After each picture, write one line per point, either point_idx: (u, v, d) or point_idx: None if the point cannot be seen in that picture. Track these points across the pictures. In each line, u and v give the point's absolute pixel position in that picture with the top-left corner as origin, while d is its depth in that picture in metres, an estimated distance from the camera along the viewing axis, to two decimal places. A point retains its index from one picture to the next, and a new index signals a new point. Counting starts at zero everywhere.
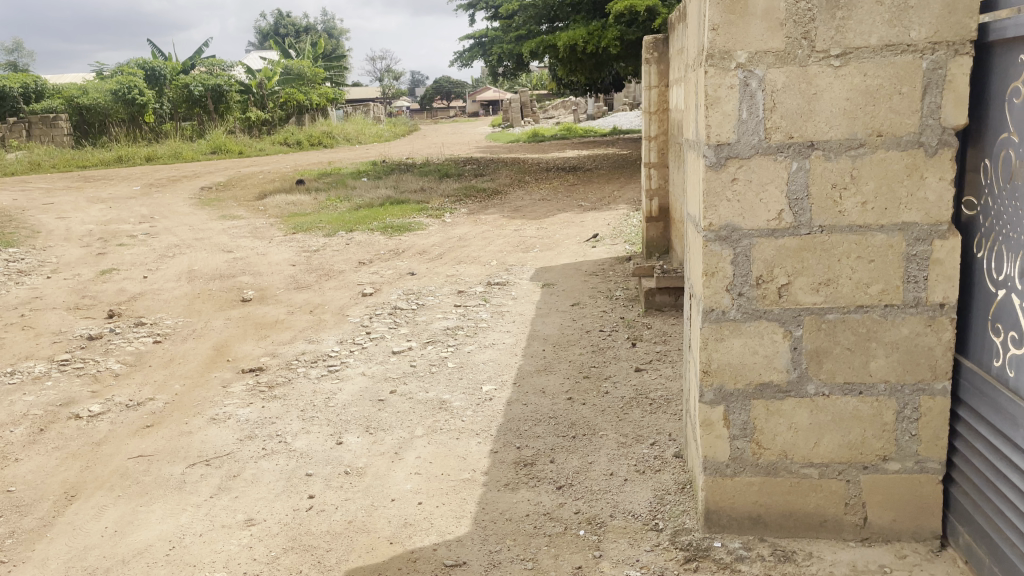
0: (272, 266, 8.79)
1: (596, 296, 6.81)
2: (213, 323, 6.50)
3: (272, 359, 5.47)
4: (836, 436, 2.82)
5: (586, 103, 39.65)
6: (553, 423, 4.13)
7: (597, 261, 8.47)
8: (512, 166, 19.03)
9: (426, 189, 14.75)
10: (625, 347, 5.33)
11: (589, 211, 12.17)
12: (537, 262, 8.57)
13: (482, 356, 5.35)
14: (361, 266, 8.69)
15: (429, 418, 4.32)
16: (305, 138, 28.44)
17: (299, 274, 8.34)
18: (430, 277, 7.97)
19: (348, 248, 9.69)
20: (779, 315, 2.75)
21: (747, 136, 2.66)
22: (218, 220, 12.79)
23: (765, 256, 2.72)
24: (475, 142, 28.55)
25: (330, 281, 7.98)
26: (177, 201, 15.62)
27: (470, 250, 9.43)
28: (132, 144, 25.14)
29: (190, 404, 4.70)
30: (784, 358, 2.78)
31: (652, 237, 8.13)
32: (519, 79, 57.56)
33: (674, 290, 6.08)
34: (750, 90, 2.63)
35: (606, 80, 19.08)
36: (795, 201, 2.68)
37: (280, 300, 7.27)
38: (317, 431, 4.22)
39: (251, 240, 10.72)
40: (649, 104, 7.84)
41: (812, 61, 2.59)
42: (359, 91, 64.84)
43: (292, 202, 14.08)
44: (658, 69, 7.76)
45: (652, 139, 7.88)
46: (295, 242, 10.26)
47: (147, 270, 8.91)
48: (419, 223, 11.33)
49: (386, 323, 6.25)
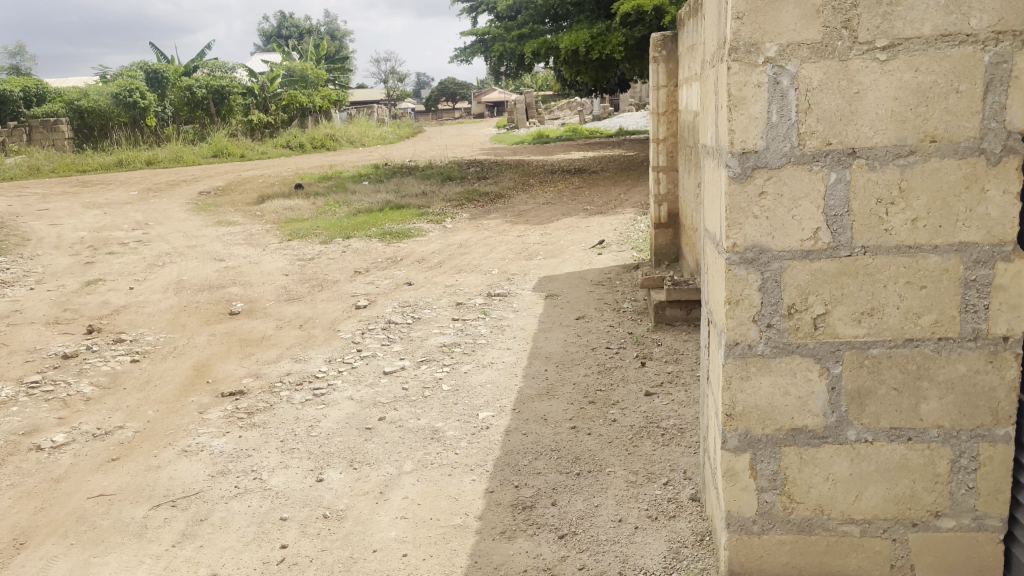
0: (264, 275, 8.44)
1: (603, 308, 6.43)
2: (196, 339, 6.14)
3: (255, 381, 5.11)
4: (880, 488, 2.44)
5: (592, 104, 39.28)
6: (555, 456, 3.75)
7: (603, 269, 8.10)
8: (516, 169, 18.68)
9: (428, 193, 14.40)
10: (634, 367, 4.94)
11: (594, 216, 11.79)
12: (540, 271, 8.20)
13: (479, 376, 4.98)
14: (356, 275, 8.33)
15: (420, 450, 3.95)
16: (308, 140, 28.13)
17: (292, 285, 7.99)
18: (428, 287, 7.60)
19: (344, 255, 9.33)
20: (814, 350, 2.37)
21: (777, 142, 2.28)
22: (214, 226, 12.46)
23: (798, 282, 2.33)
24: (479, 144, 28.21)
25: (324, 292, 7.62)
26: (174, 206, 15.30)
27: (471, 257, 9.06)
28: (133, 148, 24.86)
29: (162, 433, 4.34)
30: (820, 399, 2.40)
31: (661, 244, 7.76)
32: (524, 80, 57.20)
33: (686, 304, 5.70)
34: (780, 88, 2.25)
35: (612, 80, 18.69)
36: (833, 218, 2.29)
37: (269, 313, 6.91)
38: (297, 465, 3.85)
39: (245, 247, 10.37)
40: (657, 105, 7.45)
41: (854, 54, 2.21)
42: (363, 93, 64.62)
43: (290, 206, 13.74)
44: (667, 68, 7.38)
45: (660, 141, 7.50)
46: (290, 249, 9.92)
47: (135, 280, 8.57)
48: (419, 228, 10.97)
49: (378, 339, 5.88)
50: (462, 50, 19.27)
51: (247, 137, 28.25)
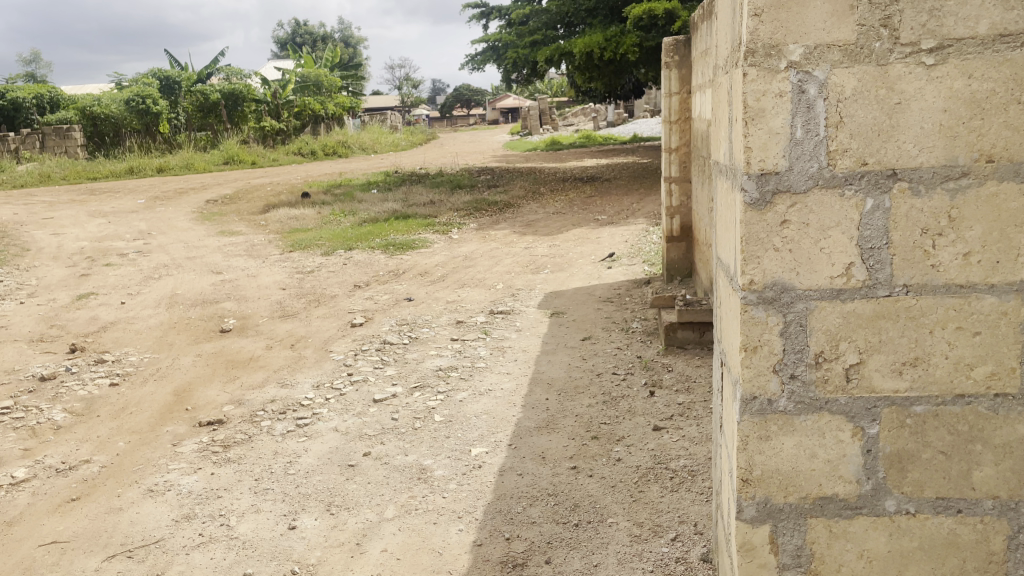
0: (260, 289, 8.14)
1: (610, 328, 6.07)
2: (181, 360, 5.83)
3: (236, 408, 4.79)
4: (924, 568, 2.08)
5: (606, 111, 38.93)
6: (552, 503, 3.40)
7: (612, 284, 7.74)
8: (528, 177, 18.34)
9: (435, 202, 14.09)
10: (642, 396, 4.59)
11: (605, 227, 11.44)
12: (547, 286, 7.85)
13: (476, 405, 4.63)
14: (356, 290, 8.01)
15: (404, 493, 3.61)
16: (320, 147, 27.92)
17: (288, 300, 7.68)
18: (429, 304, 7.27)
19: (345, 268, 9.02)
20: (845, 406, 2.01)
21: (802, 162, 1.92)
22: (216, 236, 12.19)
23: (827, 327, 1.98)
24: (492, 151, 27.92)
25: (320, 308, 7.30)
26: (179, 215, 15.07)
27: (475, 271, 8.72)
28: (144, 155, 24.73)
29: (130, 470, 4.02)
30: (853, 464, 2.04)
31: (673, 258, 7.40)
32: (538, 86, 56.95)
33: (699, 326, 5.33)
34: (807, 98, 1.89)
35: (626, 87, 18.37)
36: (869, 252, 1.94)
37: (261, 331, 6.59)
38: (269, 510, 3.51)
39: (244, 258, 10.08)
40: (669, 113, 7.10)
41: (895, 57, 1.86)
42: (377, 99, 64.56)
43: (294, 216, 13.46)
44: (680, 75, 7.03)
45: (672, 151, 7.15)
46: (291, 261, 9.62)
47: (128, 294, 8.29)
48: (424, 239, 10.65)
49: (371, 362, 5.55)
50: (473, 56, 18.99)
51: (259, 144, 28.08)
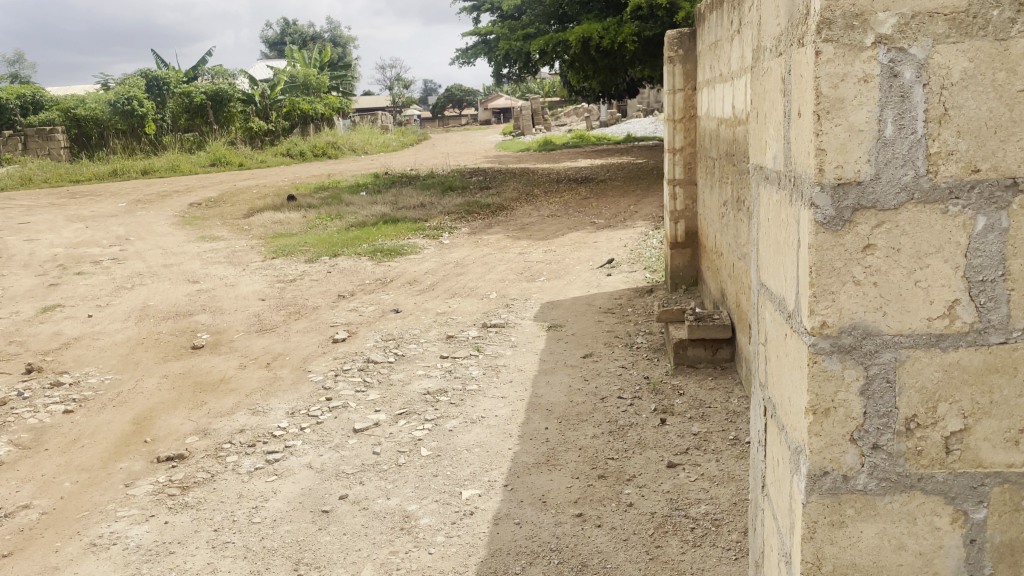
0: (238, 300, 7.64)
1: (612, 344, 5.61)
2: (145, 382, 5.34)
3: (200, 441, 4.31)
4: None
5: (599, 110, 38.45)
6: (556, 562, 2.92)
7: (613, 293, 7.27)
8: (521, 178, 17.84)
9: (425, 204, 13.61)
10: (652, 425, 4.12)
11: (602, 230, 10.96)
12: (543, 295, 7.38)
13: (467, 436, 4.15)
14: (339, 300, 7.52)
15: (384, 548, 3.12)
16: (309, 148, 27.33)
17: (266, 312, 7.18)
18: (417, 316, 6.79)
19: (329, 277, 8.52)
20: (943, 485, 1.56)
21: (893, 169, 1.46)
22: (196, 242, 11.67)
23: (922, 384, 1.52)
24: (484, 152, 27.45)
25: (300, 321, 6.81)
26: (159, 219, 14.53)
27: (466, 279, 8.23)
28: (129, 156, 24.16)
29: (73, 518, 3.54)
30: (953, 558, 1.58)
31: (677, 265, 6.93)
32: (530, 85, 56.44)
33: (711, 343, 4.87)
34: (900, 83, 1.43)
35: (621, 85, 17.91)
36: (979, 287, 1.48)
37: (235, 348, 6.11)
38: (228, 570, 3.03)
39: (224, 266, 9.57)
40: (672, 111, 6.64)
41: (1017, 31, 1.41)
42: (368, 100, 63.95)
43: (279, 220, 12.95)
44: (684, 70, 6.58)
45: (676, 152, 6.69)
46: (272, 269, 9.11)
47: (97, 306, 7.79)
48: (413, 244, 10.16)
49: (352, 384, 5.06)
50: (463, 52, 18.46)
51: (247, 145, 27.49)
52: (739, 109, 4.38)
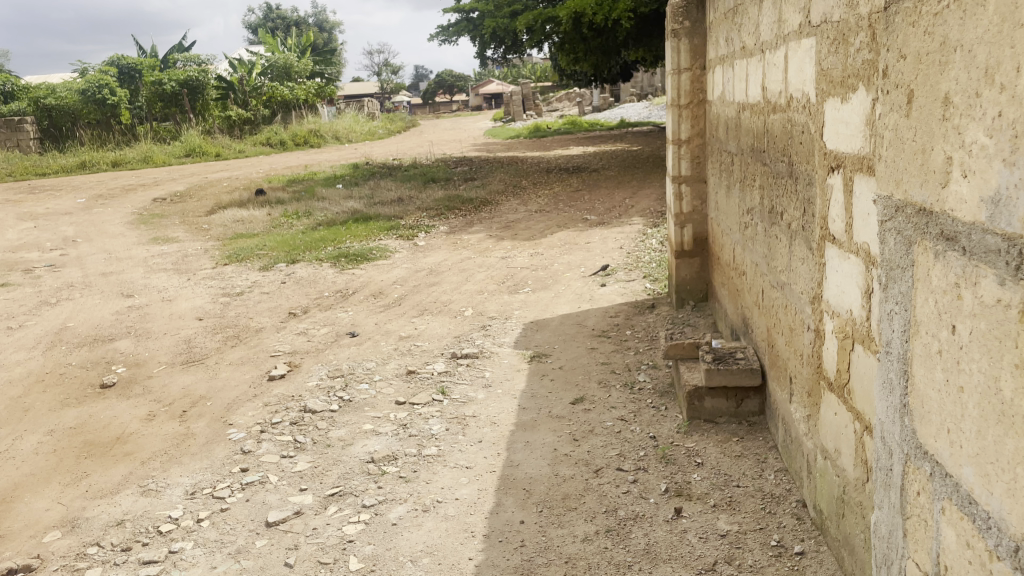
0: (171, 320, 6.56)
1: (608, 384, 4.54)
2: (23, 441, 4.28)
3: (61, 541, 3.24)
4: None
5: (590, 96, 37.30)
6: None
7: (607, 310, 6.21)
8: (508, 167, 16.73)
9: (403, 199, 12.52)
10: (665, 518, 3.06)
11: (595, 228, 9.88)
12: (526, 312, 6.33)
13: (416, 533, 3.10)
14: (289, 321, 6.44)
15: None
16: (289, 137, 25.99)
17: (200, 335, 6.08)
18: (375, 341, 5.70)
19: (282, 289, 7.43)
20: None
21: None
22: (147, 244, 10.54)
23: None
24: (472, 139, 26.29)
25: (237, 348, 5.74)
26: (116, 217, 13.39)
27: (439, 291, 7.14)
28: (99, 148, 22.90)
29: None
30: None
31: (684, 277, 5.87)
32: (521, 69, 55.20)
33: (734, 391, 3.81)
34: None
35: (615, 69, 16.78)
36: None
37: (150, 388, 5.03)
38: None
39: (168, 275, 8.46)
40: (677, 94, 5.56)
41: None
42: (356, 87, 62.52)
43: (241, 218, 11.81)
44: (690, 45, 5.46)
45: (681, 144, 5.62)
46: (219, 279, 8.00)
47: (8, 327, 6.69)
48: (384, 247, 9.06)
49: (279, 446, 3.98)
50: (444, 30, 17.21)
51: (224, 134, 26.21)
52: (775, 90, 3.29)
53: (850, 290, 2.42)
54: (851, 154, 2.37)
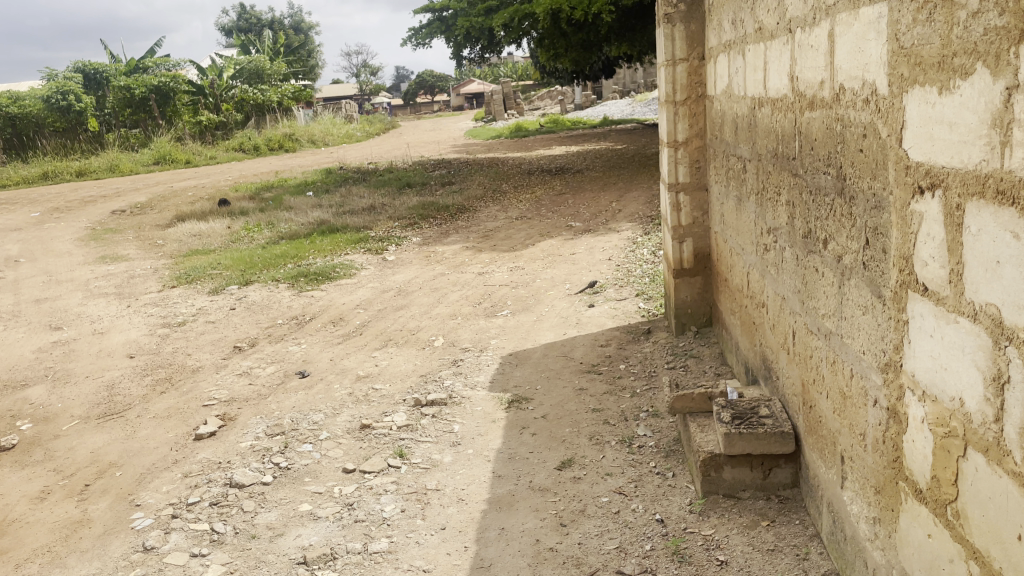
0: (99, 359, 5.74)
1: (602, 440, 3.75)
2: None
3: None
4: None
5: (573, 93, 36.49)
6: None
7: (597, 337, 5.43)
8: (488, 170, 15.93)
9: (376, 207, 11.70)
10: None
11: (580, 236, 9.11)
12: (504, 341, 5.54)
13: None
14: (233, 357, 5.61)
15: None
16: (264, 141, 25.02)
17: (125, 379, 5.25)
18: (328, 383, 4.89)
19: (230, 317, 6.60)
20: None
21: None
22: (93, 264, 9.64)
23: None
24: (452, 140, 25.47)
25: (166, 395, 4.91)
26: (68, 233, 12.47)
27: (406, 317, 6.33)
28: (64, 158, 21.76)
29: None
30: None
31: (683, 300, 5.11)
32: (502, 68, 54.31)
33: (760, 459, 3.03)
34: None
35: (596, 66, 16.04)
36: None
37: (53, 452, 4.21)
38: None
39: (108, 300, 7.61)
40: (672, 89, 4.78)
41: None
42: (335, 88, 61.54)
43: (199, 232, 10.94)
44: (687, 32, 4.67)
45: (678, 146, 4.84)
46: (162, 305, 7.15)
47: None
48: (349, 263, 8.25)
49: (191, 539, 3.18)
50: (417, 29, 16.36)
51: (196, 140, 25.17)
52: (812, 82, 2.52)
53: (957, 368, 1.66)
54: (960, 170, 1.60)
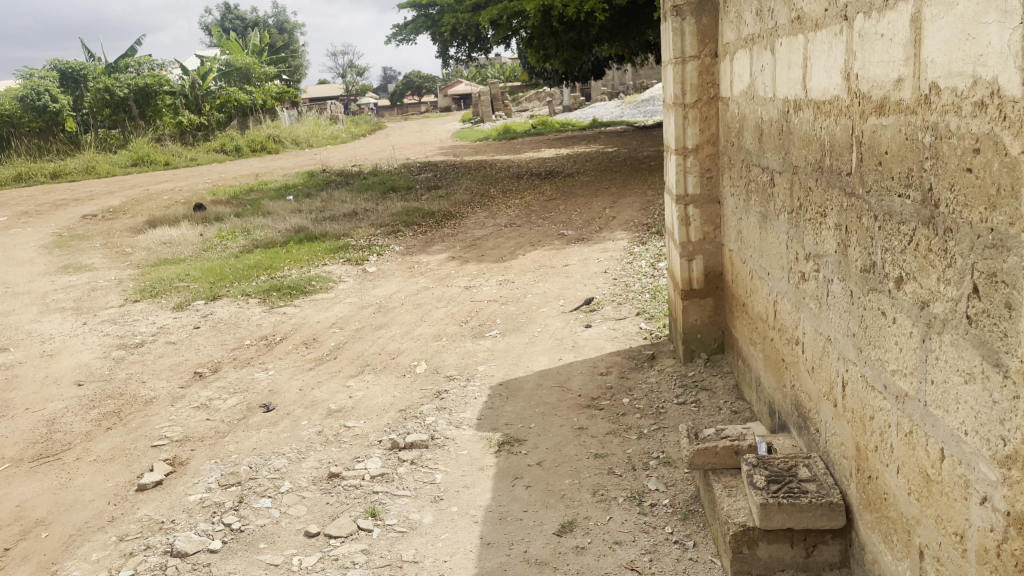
0: (43, 387, 5.17)
1: (608, 497, 3.23)
2: None
3: None
4: None
5: (560, 94, 36.08)
6: None
7: (596, 363, 4.91)
8: (474, 173, 15.42)
9: (357, 213, 11.15)
10: None
11: (571, 245, 8.59)
12: (492, 367, 5.01)
13: None
14: (192, 385, 5.05)
15: None
16: (245, 142, 24.35)
17: (68, 413, 4.68)
18: (295, 419, 4.35)
19: (194, 337, 6.03)
20: None
21: None
22: (54, 274, 9.02)
23: None
24: (438, 142, 24.91)
25: (111, 433, 4.35)
26: (32, 239, 11.83)
27: (386, 337, 5.79)
28: (37, 158, 20.98)
29: None
30: None
31: (692, 323, 4.60)
32: (489, 69, 53.91)
33: (803, 534, 2.51)
34: None
35: (586, 66, 15.57)
36: None
37: None
38: None
39: (63, 316, 7.02)
40: (680, 91, 4.27)
41: None
42: (320, 89, 60.91)
43: (169, 239, 10.35)
44: (698, 27, 4.16)
45: (688, 154, 4.34)
46: (121, 323, 6.58)
47: None
48: (327, 275, 7.70)
49: None
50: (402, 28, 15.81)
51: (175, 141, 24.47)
52: (881, 78, 2.01)
53: None
54: None
